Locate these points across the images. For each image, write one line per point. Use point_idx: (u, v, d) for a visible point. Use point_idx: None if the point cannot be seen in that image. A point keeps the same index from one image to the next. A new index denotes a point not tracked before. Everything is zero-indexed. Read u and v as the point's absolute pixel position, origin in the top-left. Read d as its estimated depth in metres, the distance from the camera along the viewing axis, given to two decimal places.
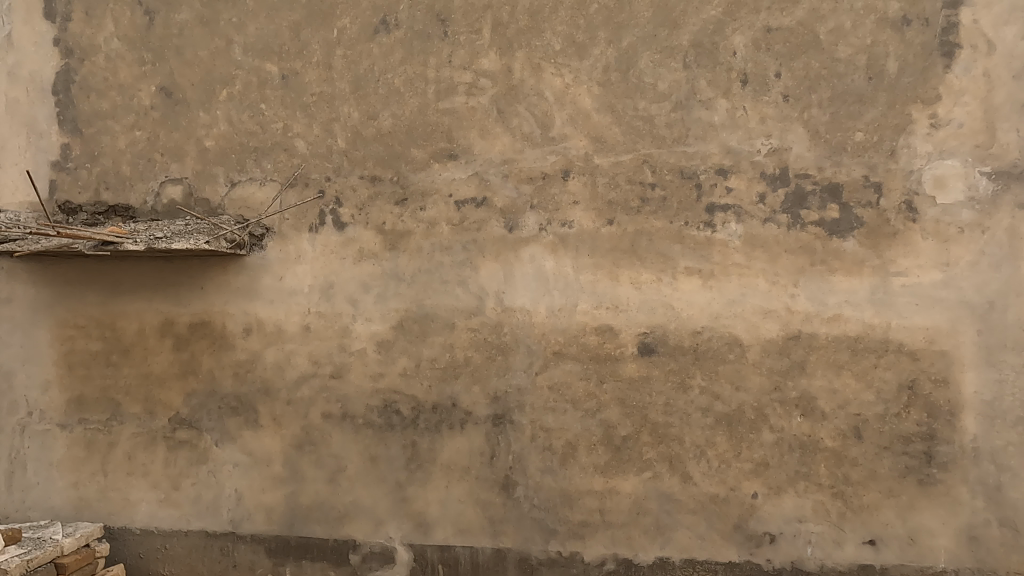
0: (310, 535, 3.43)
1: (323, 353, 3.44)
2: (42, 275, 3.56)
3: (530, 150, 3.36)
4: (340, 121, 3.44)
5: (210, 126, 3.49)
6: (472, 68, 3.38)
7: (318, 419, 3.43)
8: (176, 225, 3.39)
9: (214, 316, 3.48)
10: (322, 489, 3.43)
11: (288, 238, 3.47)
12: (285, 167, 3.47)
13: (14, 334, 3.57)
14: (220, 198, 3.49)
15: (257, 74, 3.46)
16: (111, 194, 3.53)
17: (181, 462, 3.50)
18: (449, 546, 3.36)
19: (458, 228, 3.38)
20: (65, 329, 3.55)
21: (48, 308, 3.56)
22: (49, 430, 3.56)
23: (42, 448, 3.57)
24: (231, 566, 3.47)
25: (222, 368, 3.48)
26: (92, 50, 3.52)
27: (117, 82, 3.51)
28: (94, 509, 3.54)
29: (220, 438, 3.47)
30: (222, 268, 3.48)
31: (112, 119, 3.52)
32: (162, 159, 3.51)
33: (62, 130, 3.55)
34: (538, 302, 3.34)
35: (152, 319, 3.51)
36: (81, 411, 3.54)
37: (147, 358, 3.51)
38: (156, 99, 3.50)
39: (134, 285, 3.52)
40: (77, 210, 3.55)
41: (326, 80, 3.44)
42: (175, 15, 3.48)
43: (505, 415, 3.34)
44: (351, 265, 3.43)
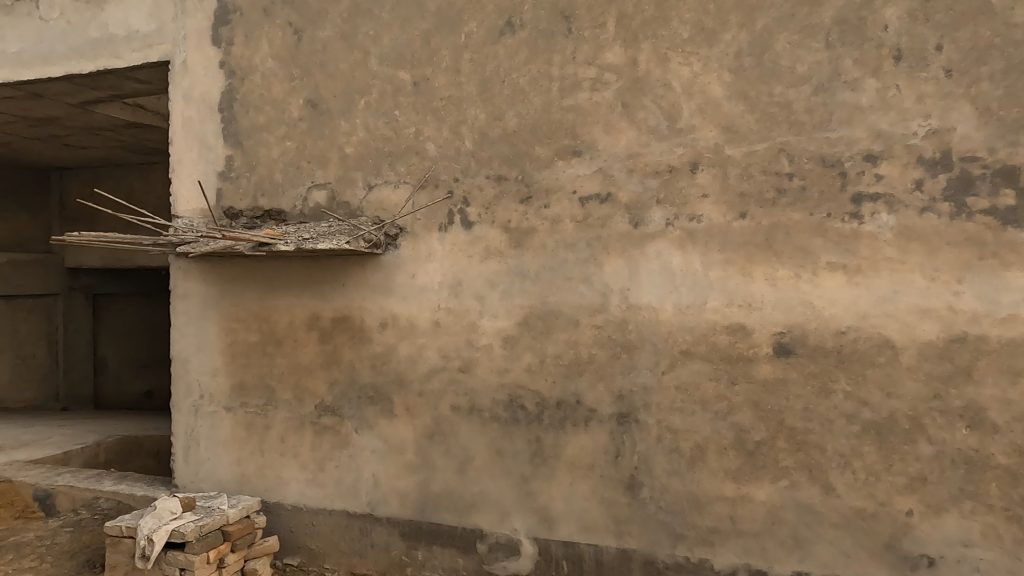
0: (440, 522, 3.58)
1: (451, 348, 3.57)
2: (211, 273, 4.00)
3: (656, 143, 3.27)
4: (467, 123, 3.55)
5: (351, 133, 3.73)
6: (597, 62, 3.35)
7: (447, 411, 3.57)
8: (321, 227, 3.67)
9: (354, 311, 3.73)
10: (450, 479, 3.56)
11: (419, 237, 3.63)
12: (417, 170, 3.63)
13: (189, 326, 4.05)
14: (359, 200, 3.73)
15: (391, 82, 3.66)
16: (266, 200, 3.89)
17: (325, 446, 3.79)
18: (573, 543, 3.37)
19: (583, 224, 3.37)
20: (229, 322, 3.96)
21: (216, 303, 3.99)
22: (217, 412, 4.00)
23: (211, 427, 4.01)
24: (370, 546, 3.71)
25: (361, 360, 3.72)
26: (250, 70, 3.89)
27: (271, 97, 3.86)
28: (253, 484, 3.93)
29: (359, 426, 3.72)
30: (361, 267, 3.72)
31: (267, 131, 3.88)
32: (309, 167, 3.81)
33: (226, 144, 3.96)
34: (665, 299, 3.25)
35: (301, 313, 3.83)
36: (243, 395, 3.94)
37: (297, 349, 3.84)
38: (303, 111, 3.81)
39: (285, 282, 3.85)
40: (238, 214, 3.94)
41: (455, 84, 3.56)
42: (319, 32, 3.76)
43: (631, 414, 3.29)
44: (478, 262, 3.53)
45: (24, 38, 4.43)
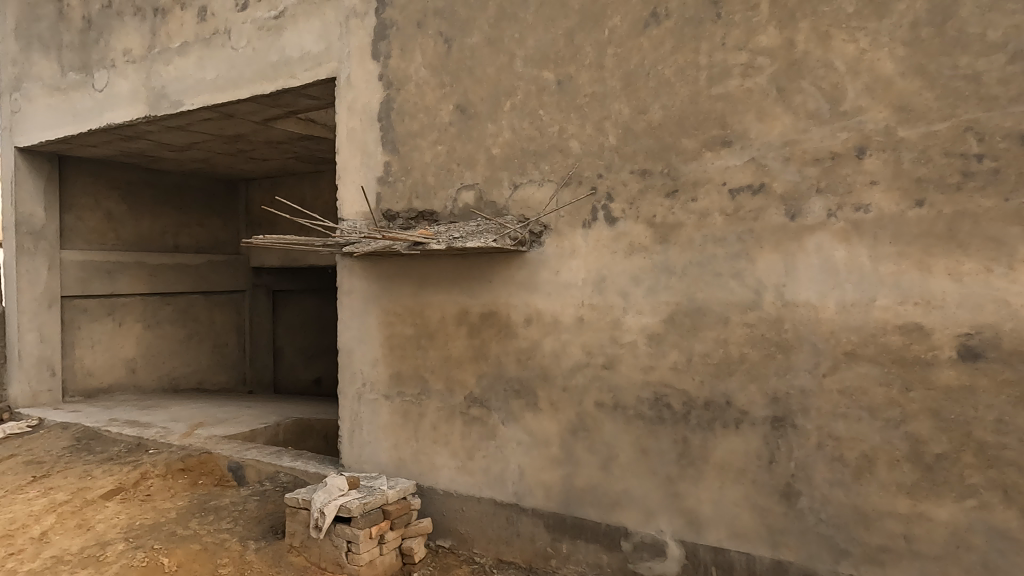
0: (584, 517, 3.61)
1: (595, 344, 3.58)
2: (372, 271, 4.33)
3: (817, 128, 3.04)
4: (611, 118, 3.53)
5: (497, 135, 3.86)
6: (748, 47, 3.19)
7: (591, 407, 3.58)
8: (469, 226, 3.83)
9: (501, 307, 3.86)
10: (594, 474, 3.57)
11: (563, 234, 3.68)
12: (561, 167, 3.68)
13: (353, 319, 4.41)
14: (505, 200, 3.85)
15: (535, 83, 3.73)
16: (420, 202, 4.14)
17: (474, 436, 3.96)
18: (723, 549, 3.24)
19: (733, 217, 3.23)
20: (388, 316, 4.27)
21: (376, 299, 4.31)
22: (377, 399, 4.32)
23: (372, 413, 4.34)
24: (516, 535, 3.82)
25: (507, 354, 3.84)
26: (406, 81, 4.16)
27: (424, 105, 4.10)
28: (409, 468, 4.20)
29: (505, 418, 3.84)
30: (507, 264, 3.84)
31: (421, 137, 4.12)
32: (459, 169, 3.99)
33: (385, 151, 4.26)
34: (826, 296, 3.02)
35: (451, 308, 4.03)
36: (400, 385, 4.23)
37: (448, 343, 4.05)
38: (453, 116, 4.00)
39: (437, 278, 4.08)
40: (396, 216, 4.23)
41: (598, 79, 3.56)
42: (468, 40, 3.93)
43: (787, 417, 3.10)
44: (623, 258, 3.50)
45: (219, 66, 5.06)
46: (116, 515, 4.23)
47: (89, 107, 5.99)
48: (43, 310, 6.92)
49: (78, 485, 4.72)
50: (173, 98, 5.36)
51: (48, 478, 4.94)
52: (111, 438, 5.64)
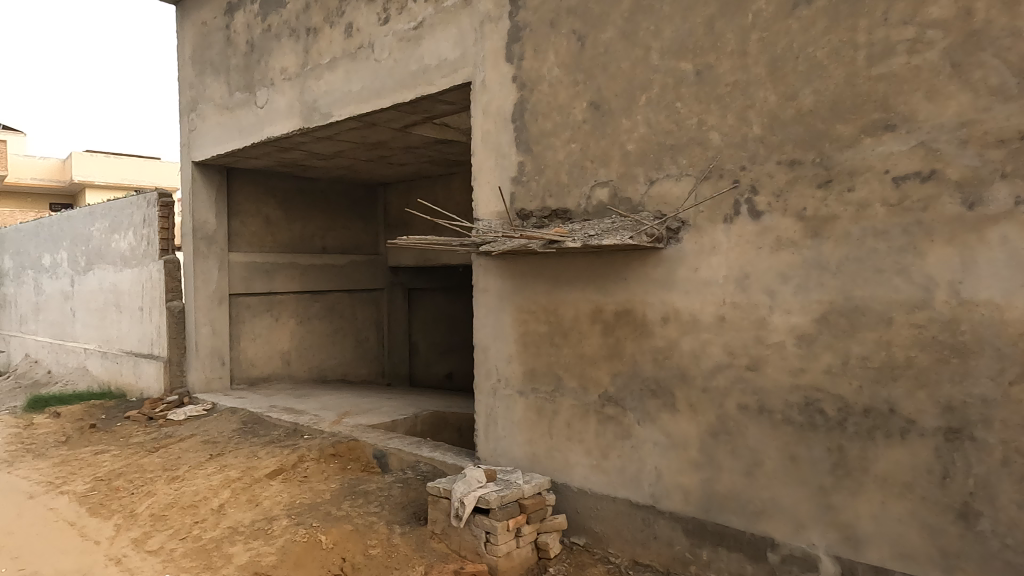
0: (726, 524, 3.46)
1: (738, 344, 3.42)
2: (506, 269, 4.42)
3: (1001, 106, 2.71)
4: (755, 107, 3.35)
5: (632, 130, 3.80)
6: (916, 20, 2.90)
7: (733, 409, 3.43)
8: (604, 223, 3.81)
9: (636, 305, 3.80)
10: (737, 481, 3.42)
11: (703, 230, 3.55)
12: (700, 161, 3.55)
13: (488, 316, 4.53)
14: (641, 195, 3.78)
15: (673, 75, 3.63)
16: (553, 200, 4.17)
17: (609, 435, 3.93)
18: (885, 569, 2.98)
19: (898, 208, 2.95)
20: (522, 313, 4.34)
21: (511, 296, 4.40)
22: (512, 395, 4.40)
23: (507, 408, 4.43)
24: (652, 537, 3.74)
25: (643, 353, 3.77)
26: (539, 81, 4.20)
27: (558, 104, 4.12)
28: (544, 464, 4.25)
29: (641, 418, 3.78)
30: (643, 261, 3.77)
31: (554, 136, 4.15)
32: (593, 166, 3.98)
33: (518, 151, 4.33)
34: (1013, 294, 2.69)
35: (585, 306, 4.02)
36: (534, 381, 4.28)
37: (582, 340, 4.04)
38: (587, 113, 3.99)
39: (571, 276, 4.09)
40: (529, 215, 4.29)
41: (741, 67, 3.39)
42: (602, 35, 3.90)
43: (963, 429, 2.79)
44: (768, 254, 3.32)
45: (364, 78, 5.39)
46: (279, 493, 4.64)
47: (252, 123, 6.62)
48: (215, 306, 7.73)
49: (247, 464, 5.25)
50: (323, 110, 5.79)
51: (222, 456, 5.54)
52: (271, 423, 6.21)
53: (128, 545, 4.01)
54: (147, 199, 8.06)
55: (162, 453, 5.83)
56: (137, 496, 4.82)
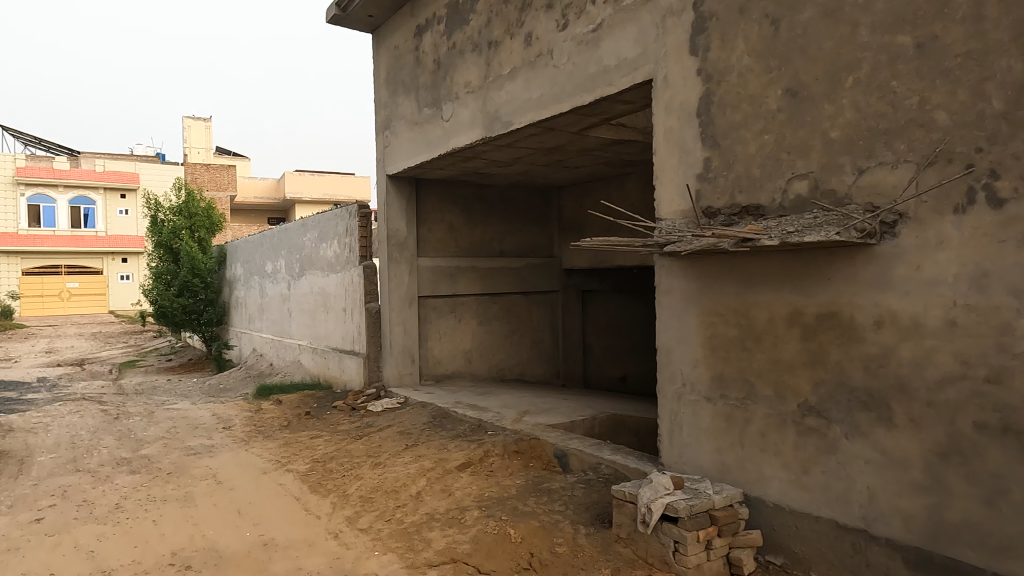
0: (960, 559, 3.03)
1: (974, 352, 2.98)
2: (691, 270, 4.26)
3: None
4: (996, 78, 2.90)
5: (836, 116, 3.47)
6: None
7: (968, 428, 2.99)
8: (804, 219, 3.52)
9: (843, 307, 3.46)
10: (973, 509, 2.98)
11: (926, 223, 3.15)
12: (922, 145, 3.15)
13: (672, 318, 4.40)
14: (847, 187, 3.44)
15: (887, 51, 3.26)
16: (744, 196, 3.94)
17: (810, 448, 3.62)
18: None
19: None
20: (709, 316, 4.16)
21: (697, 298, 4.23)
22: (698, 401, 4.23)
23: (693, 415, 4.26)
24: (865, 565, 3.39)
25: (851, 360, 3.42)
26: (727, 71, 3.99)
27: (748, 94, 3.88)
28: (734, 475, 4.03)
29: (850, 431, 3.43)
30: (851, 259, 3.43)
31: (744, 128, 3.92)
32: (789, 158, 3.70)
33: (704, 147, 4.16)
34: None
35: (782, 309, 3.75)
36: (723, 388, 4.08)
37: (777, 345, 3.78)
38: (782, 101, 3.72)
39: (765, 277, 3.84)
40: (717, 213, 4.10)
41: (976, 34, 2.95)
42: (799, 16, 3.61)
43: None
44: (1014, 249, 2.85)
45: (543, 84, 5.51)
46: (469, 485, 4.90)
47: (439, 135, 7.07)
48: (406, 307, 8.34)
49: (438, 455, 5.60)
50: (504, 119, 6.02)
51: (416, 447, 5.97)
52: (458, 418, 6.57)
53: (343, 522, 4.47)
54: (349, 211, 8.94)
55: (365, 441, 6.43)
56: (348, 478, 5.36)
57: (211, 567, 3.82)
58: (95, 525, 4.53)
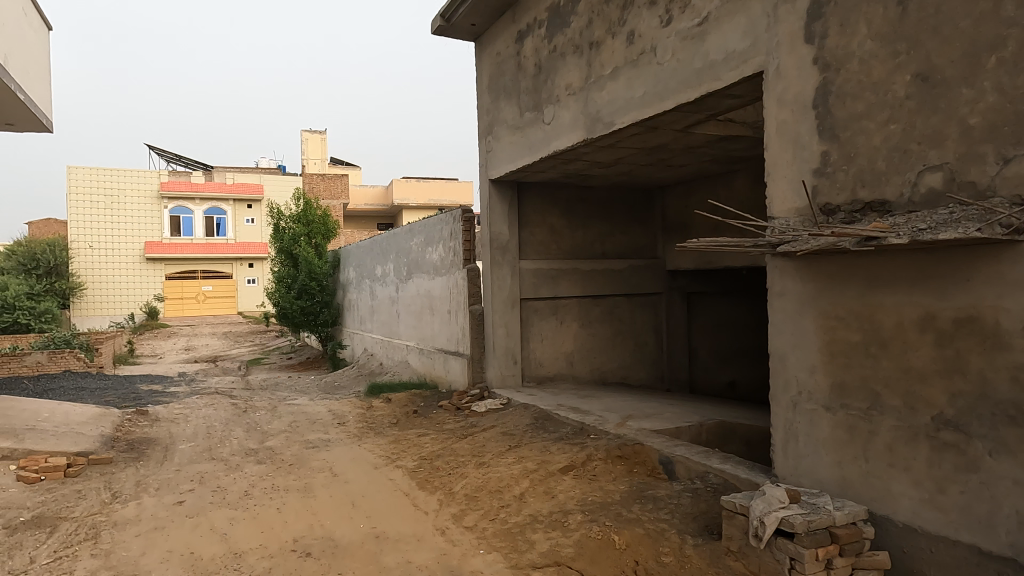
0: None
1: None
2: (807, 271, 4.02)
3: None
4: None
5: (976, 101, 3.15)
6: None
7: None
8: (938, 215, 3.23)
9: (985, 311, 3.14)
10: None
11: None
12: None
13: (787, 322, 4.17)
14: (990, 178, 3.12)
15: None
16: (867, 191, 3.67)
17: (947, 466, 3.31)
18: None
19: None
20: (828, 319, 3.90)
21: (814, 301, 3.99)
22: (816, 410, 3.98)
23: (811, 424, 4.01)
24: None
25: (996, 370, 3.10)
26: (847, 58, 3.73)
27: (872, 81, 3.61)
28: (858, 491, 3.75)
29: (995, 449, 3.10)
30: (995, 258, 3.10)
31: (867, 119, 3.65)
32: (920, 148, 3.40)
33: (822, 140, 3.91)
34: None
35: (912, 312, 3.45)
36: (844, 396, 3.81)
37: (907, 352, 3.48)
38: (911, 88, 3.42)
39: (892, 277, 3.55)
40: (836, 210, 3.85)
41: None
42: None
43: None
44: None
45: (647, 83, 5.40)
46: (572, 489, 4.88)
47: (541, 138, 7.11)
48: (509, 309, 8.43)
49: (541, 457, 5.63)
50: (606, 119, 5.96)
51: (519, 448, 6.03)
52: (560, 420, 6.57)
53: (450, 519, 4.59)
54: (453, 215, 9.18)
55: (469, 440, 6.57)
56: (454, 476, 5.50)
57: (328, 555, 4.04)
58: (228, 510, 4.93)
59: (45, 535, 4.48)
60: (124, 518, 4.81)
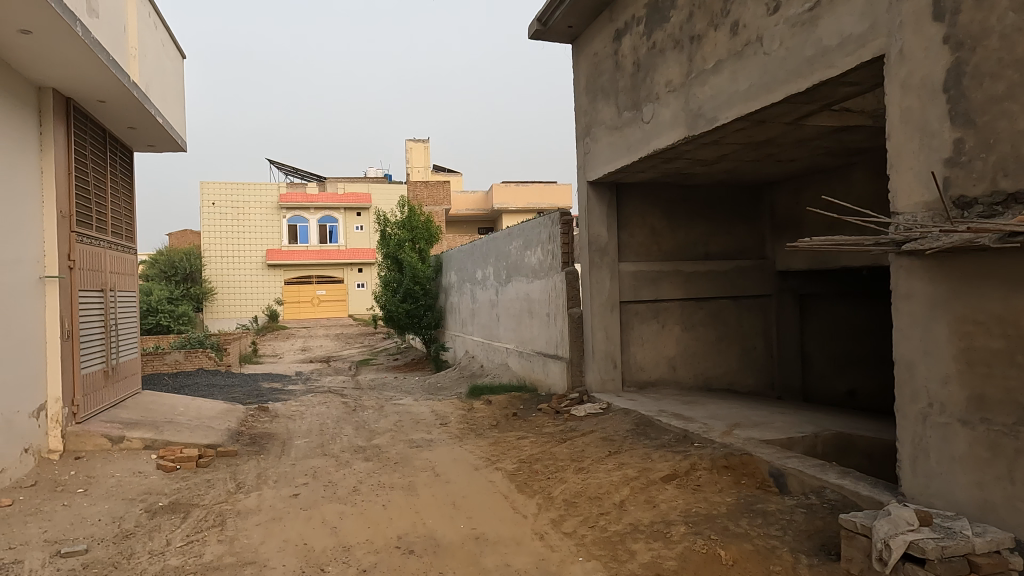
0: None
1: None
2: (938, 271, 3.66)
3: None
4: None
5: None
6: None
7: None
8: None
9: None
10: None
11: None
12: None
13: (914, 327, 3.81)
14: None
15: None
16: (1010, 181, 3.29)
17: None
18: None
19: None
20: (964, 324, 3.53)
21: (946, 303, 3.62)
22: (950, 424, 3.61)
23: (944, 440, 3.65)
24: None
25: None
26: (984, 35, 3.36)
27: (1015, 59, 3.23)
28: (1002, 517, 3.36)
29: None
30: None
31: (1010, 100, 3.27)
32: None
33: (954, 126, 3.54)
34: None
35: None
36: (984, 410, 3.44)
37: None
38: None
39: None
40: (972, 203, 3.48)
41: None
42: None
43: None
44: None
45: (752, 75, 5.14)
46: (675, 499, 4.72)
47: (640, 138, 6.96)
48: (608, 312, 8.29)
49: (642, 465, 5.48)
50: (708, 115, 5.73)
51: (619, 454, 5.92)
52: (662, 427, 6.38)
53: (549, 524, 4.57)
54: (551, 218, 9.18)
55: (569, 444, 6.53)
56: (553, 481, 5.48)
57: (430, 553, 4.14)
58: (338, 504, 5.17)
59: (179, 520, 4.90)
60: (247, 508, 5.17)
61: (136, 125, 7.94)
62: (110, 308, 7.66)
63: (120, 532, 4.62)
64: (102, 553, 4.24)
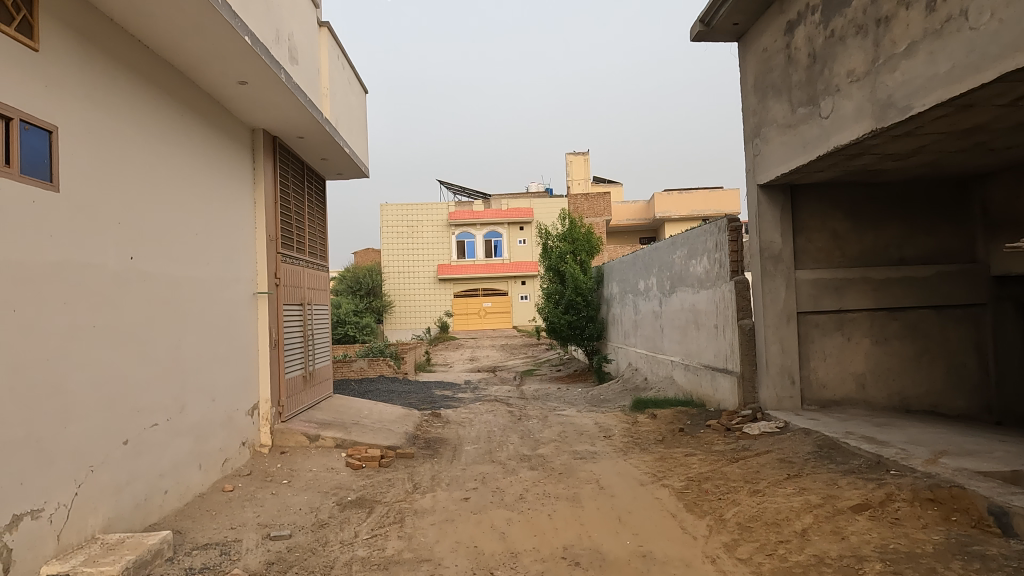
0: None
1: None
2: None
3: None
4: None
5: None
6: None
7: None
8: None
9: None
10: None
11: None
12: None
13: None
14: None
15: None
16: None
17: None
18: None
19: None
20: None
21: None
22: None
23: None
24: None
25: None
26: None
27: None
28: None
29: None
30: None
31: None
32: None
33: None
34: None
35: None
36: None
37: None
38: None
39: None
40: None
41: None
42: None
43: None
44: None
45: (955, 55, 4.54)
46: (867, 532, 4.25)
47: (817, 135, 6.43)
48: (784, 324, 7.70)
49: (827, 492, 5.00)
50: (900, 104, 5.15)
51: (800, 478, 5.45)
52: (850, 451, 5.78)
53: (721, 547, 4.33)
54: (718, 225, 8.75)
55: (742, 465, 6.14)
56: (725, 502, 5.19)
57: (596, 567, 4.11)
58: (505, 510, 5.32)
59: (365, 514, 5.34)
60: (422, 507, 5.50)
61: (328, 156, 8.88)
62: (308, 320, 8.60)
63: (317, 521, 5.14)
64: (302, 539, 4.75)
